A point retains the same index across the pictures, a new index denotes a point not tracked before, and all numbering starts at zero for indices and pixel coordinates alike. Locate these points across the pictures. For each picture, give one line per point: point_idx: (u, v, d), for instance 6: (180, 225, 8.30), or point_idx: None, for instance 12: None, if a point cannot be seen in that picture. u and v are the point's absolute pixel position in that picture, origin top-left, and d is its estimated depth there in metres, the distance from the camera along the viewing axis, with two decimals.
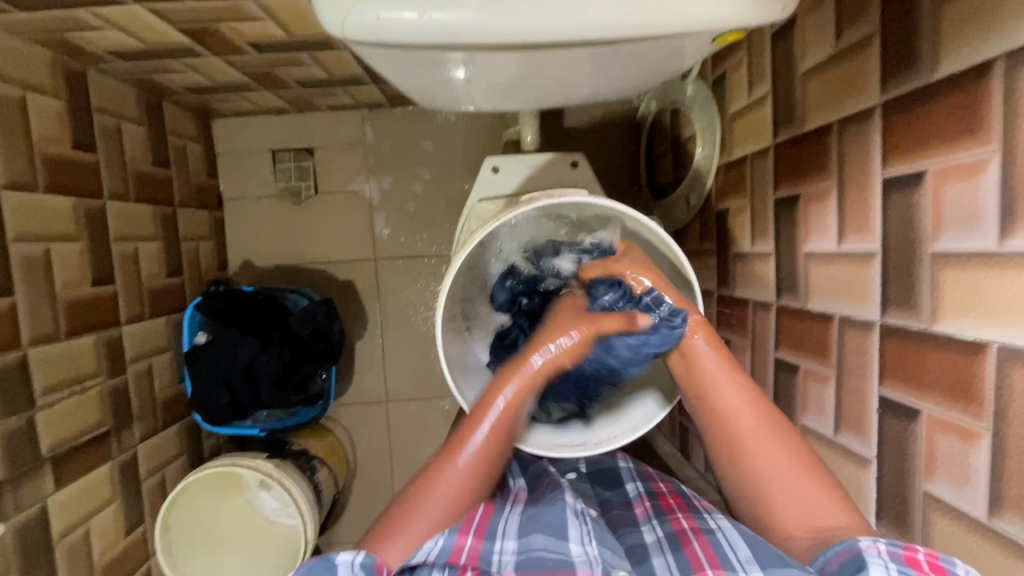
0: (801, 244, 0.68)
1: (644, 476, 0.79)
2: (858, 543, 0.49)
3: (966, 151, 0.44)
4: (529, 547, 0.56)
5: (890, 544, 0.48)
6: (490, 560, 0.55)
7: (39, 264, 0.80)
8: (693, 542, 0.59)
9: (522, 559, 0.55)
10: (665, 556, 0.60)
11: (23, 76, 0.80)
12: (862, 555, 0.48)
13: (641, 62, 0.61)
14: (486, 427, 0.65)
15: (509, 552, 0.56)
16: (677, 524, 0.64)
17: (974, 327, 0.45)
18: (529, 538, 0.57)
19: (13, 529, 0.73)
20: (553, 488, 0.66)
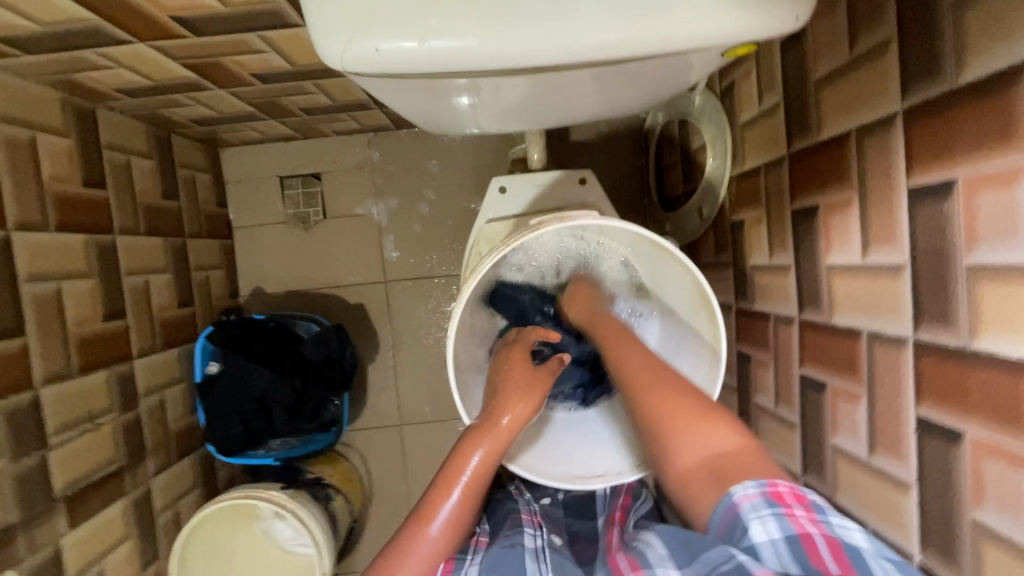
0: (823, 256, 0.65)
1: (616, 490, 0.79)
2: None
3: (1000, 158, 0.42)
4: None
5: None
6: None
7: (51, 302, 0.80)
8: (636, 551, 0.60)
9: None
10: (615, 571, 0.61)
11: (33, 118, 0.81)
12: (738, 513, 0.48)
13: (648, 80, 0.60)
14: (456, 478, 0.61)
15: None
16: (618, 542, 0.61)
17: (1021, 345, 0.42)
18: None
19: (26, 574, 0.72)
20: (510, 528, 0.67)
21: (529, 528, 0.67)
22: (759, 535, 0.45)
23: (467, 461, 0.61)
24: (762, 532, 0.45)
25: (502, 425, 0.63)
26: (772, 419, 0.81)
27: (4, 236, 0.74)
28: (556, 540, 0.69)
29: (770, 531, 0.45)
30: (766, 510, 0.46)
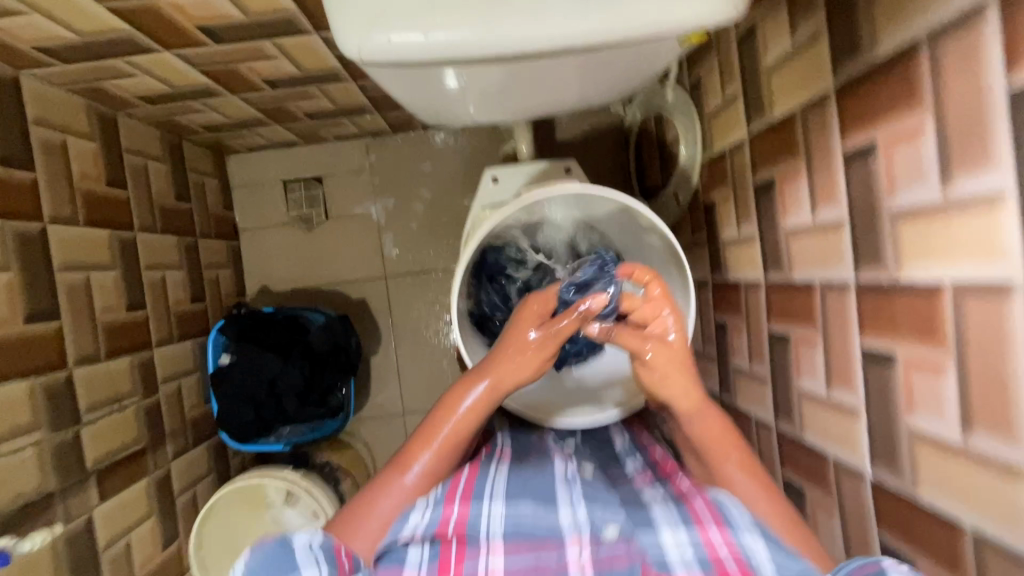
0: (781, 222, 0.74)
1: (642, 447, 0.82)
2: (882, 560, 0.50)
3: (906, 117, 0.51)
4: (517, 512, 0.58)
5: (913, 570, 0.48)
6: (477, 527, 0.56)
7: (81, 290, 0.87)
8: (696, 500, 0.61)
9: (509, 528, 0.56)
10: (666, 508, 0.62)
11: (64, 122, 0.88)
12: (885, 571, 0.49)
13: (619, 66, 0.69)
14: (435, 435, 0.65)
15: (497, 514, 0.57)
16: (680, 488, 0.67)
17: (931, 270, 0.50)
18: (516, 505, 0.59)
19: (63, 539, 0.78)
20: (540, 459, 0.69)
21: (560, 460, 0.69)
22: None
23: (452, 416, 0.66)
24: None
25: (488, 383, 0.67)
26: (747, 378, 0.89)
27: (41, 228, 0.81)
28: (586, 474, 0.69)
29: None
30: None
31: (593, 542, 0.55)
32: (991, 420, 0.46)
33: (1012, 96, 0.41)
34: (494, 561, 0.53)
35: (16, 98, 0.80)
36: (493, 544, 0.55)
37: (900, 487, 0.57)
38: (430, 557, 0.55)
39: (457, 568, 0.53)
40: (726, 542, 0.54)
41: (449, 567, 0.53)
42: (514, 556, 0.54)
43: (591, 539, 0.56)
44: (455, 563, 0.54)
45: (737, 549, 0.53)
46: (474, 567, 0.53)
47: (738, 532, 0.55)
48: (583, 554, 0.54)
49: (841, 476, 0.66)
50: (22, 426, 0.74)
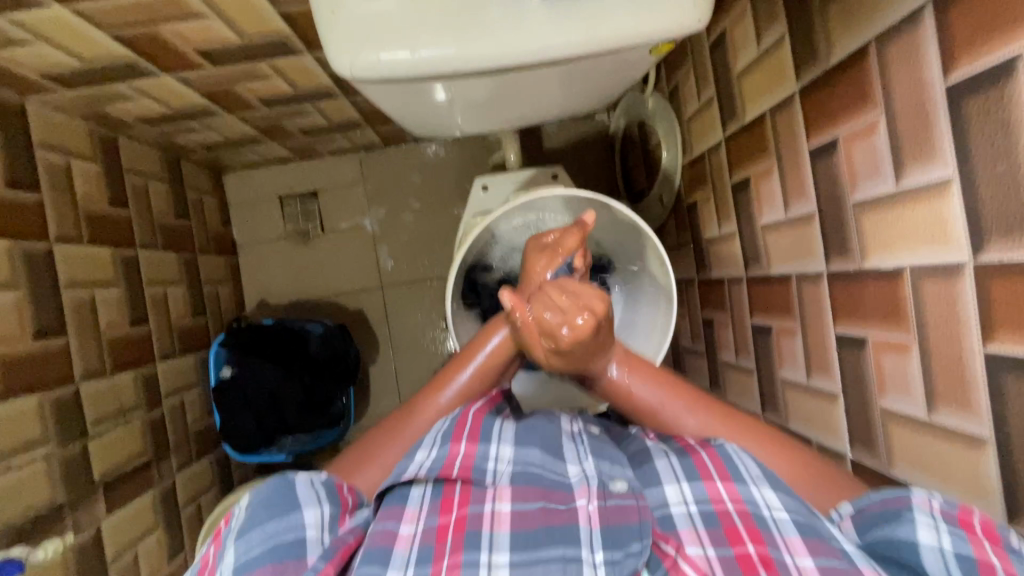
0: (758, 218, 0.78)
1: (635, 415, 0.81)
2: (909, 496, 0.48)
3: (863, 115, 0.54)
4: (526, 460, 0.58)
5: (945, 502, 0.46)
6: (482, 472, 0.56)
7: (86, 307, 0.90)
8: (701, 452, 0.59)
9: (517, 471, 0.57)
10: (669, 458, 0.60)
11: (66, 145, 0.91)
12: (913, 509, 0.47)
13: (597, 75, 0.73)
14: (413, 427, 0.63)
15: (504, 461, 0.57)
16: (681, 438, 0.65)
17: (893, 257, 0.53)
18: (524, 451, 0.59)
19: (73, 549, 0.79)
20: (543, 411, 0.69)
21: (568, 417, 0.69)
22: (926, 539, 0.45)
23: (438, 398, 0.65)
24: (930, 537, 0.45)
25: (478, 362, 0.67)
26: (734, 369, 0.91)
27: (47, 247, 0.84)
28: (592, 427, 0.68)
29: (941, 542, 0.45)
30: (943, 525, 0.45)
31: (602, 493, 0.55)
32: (952, 396, 0.49)
33: (949, 91, 0.45)
34: (501, 507, 0.53)
35: (22, 123, 0.83)
36: (499, 490, 0.55)
37: (876, 465, 0.60)
38: (433, 497, 0.55)
39: (462, 510, 0.53)
40: (734, 497, 0.55)
41: (451, 507, 0.54)
42: (522, 503, 0.54)
43: (599, 490, 0.55)
44: (458, 504, 0.54)
45: (745, 504, 0.54)
46: (479, 509, 0.53)
47: (744, 485, 0.55)
48: (590, 505, 0.54)
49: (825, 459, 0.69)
50: (32, 439, 0.76)
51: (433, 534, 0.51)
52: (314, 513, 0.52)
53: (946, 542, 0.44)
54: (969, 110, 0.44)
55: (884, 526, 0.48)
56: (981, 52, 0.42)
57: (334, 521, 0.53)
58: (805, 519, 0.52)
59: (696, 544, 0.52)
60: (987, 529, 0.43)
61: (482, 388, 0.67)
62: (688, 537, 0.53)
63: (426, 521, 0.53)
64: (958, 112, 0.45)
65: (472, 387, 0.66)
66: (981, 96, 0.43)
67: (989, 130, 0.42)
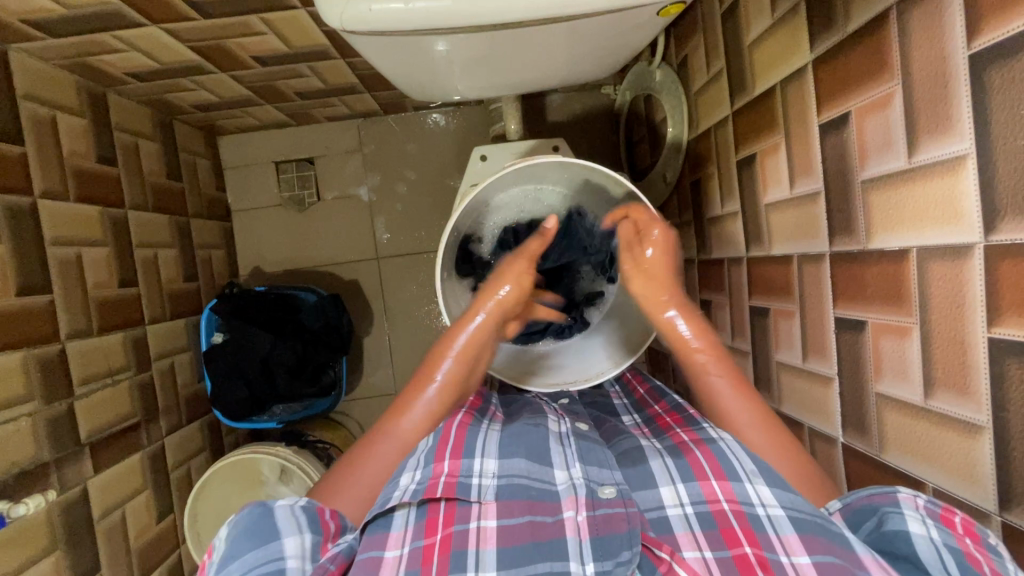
0: (762, 197, 0.75)
1: (640, 406, 0.81)
2: (898, 493, 0.49)
3: (877, 87, 0.52)
4: (510, 472, 0.59)
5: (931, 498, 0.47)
6: (467, 488, 0.56)
7: (73, 265, 0.88)
8: (694, 450, 0.61)
9: (502, 484, 0.57)
10: (665, 459, 0.62)
11: (52, 97, 0.89)
12: (900, 506, 0.48)
13: (602, 37, 0.70)
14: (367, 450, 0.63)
15: (488, 475, 0.58)
16: (676, 437, 0.66)
17: (899, 237, 0.51)
18: (508, 462, 0.60)
19: (58, 507, 0.79)
20: (531, 412, 0.71)
21: (554, 417, 0.70)
22: (915, 531, 0.46)
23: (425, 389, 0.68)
24: (919, 530, 0.46)
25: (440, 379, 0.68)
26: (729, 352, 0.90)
27: (31, 203, 0.82)
28: (581, 426, 0.69)
29: (929, 534, 0.46)
30: (926, 521, 0.46)
31: (591, 502, 0.54)
32: (950, 382, 0.48)
33: (971, 60, 0.43)
34: (486, 524, 0.53)
35: (5, 71, 0.80)
36: (484, 506, 0.55)
37: (867, 450, 0.59)
38: (417, 518, 0.54)
39: (447, 530, 0.52)
40: (728, 496, 0.55)
41: (436, 528, 0.53)
42: (507, 517, 0.54)
43: (587, 499, 0.55)
44: (443, 524, 0.53)
45: (740, 503, 0.54)
46: (464, 528, 0.53)
47: (738, 483, 0.56)
48: (579, 515, 0.54)
49: (815, 442, 0.68)
50: (16, 396, 0.75)
51: (418, 558, 0.50)
52: (295, 540, 0.51)
53: (934, 535, 0.45)
54: (991, 81, 0.41)
55: (874, 521, 0.50)
56: (1008, 17, 0.39)
57: (317, 548, 0.52)
58: (804, 513, 0.51)
59: (694, 547, 0.52)
60: (969, 526, 0.44)
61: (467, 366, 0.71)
62: (685, 539, 0.53)
63: (412, 543, 0.52)
64: (980, 82, 0.42)
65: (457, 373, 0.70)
66: (1006, 66, 0.40)
67: (1011, 102, 0.40)
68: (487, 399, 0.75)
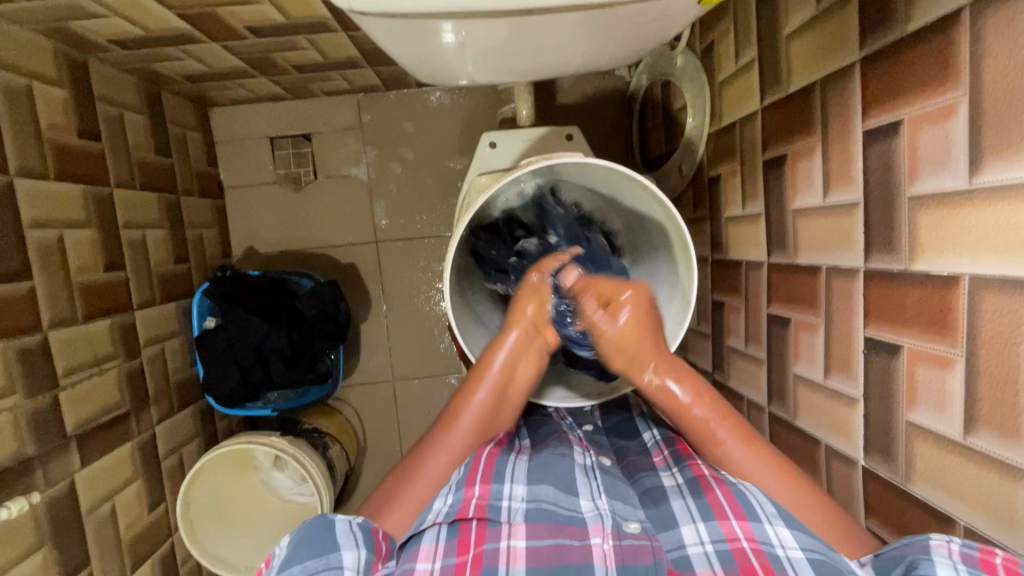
0: (790, 202, 0.71)
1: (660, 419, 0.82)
2: (930, 539, 0.48)
3: (939, 96, 0.47)
4: (538, 498, 0.60)
5: (965, 544, 0.46)
6: (497, 510, 0.58)
7: (54, 249, 0.83)
8: (716, 489, 0.61)
9: (531, 508, 0.59)
10: (685, 499, 0.63)
11: (28, 65, 0.82)
12: (930, 554, 0.47)
13: (630, 25, 0.65)
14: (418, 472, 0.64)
15: (518, 499, 0.60)
16: (694, 467, 0.67)
17: (948, 262, 0.48)
18: (537, 488, 0.61)
19: (43, 503, 0.76)
20: (556, 441, 0.71)
21: (580, 447, 0.71)
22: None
23: (457, 426, 0.67)
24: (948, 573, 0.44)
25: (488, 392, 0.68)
26: (741, 358, 0.87)
27: (7, 182, 0.76)
28: (605, 459, 0.69)
29: None
30: (960, 567, 0.44)
31: (616, 532, 0.55)
32: (998, 420, 0.45)
33: None
34: (516, 544, 0.55)
35: None
36: (514, 527, 0.57)
37: (892, 477, 0.57)
38: (449, 536, 0.57)
39: (479, 548, 0.55)
40: (748, 535, 0.56)
41: (468, 547, 0.55)
42: (536, 539, 0.55)
43: (613, 529, 0.56)
44: (475, 543, 0.56)
45: (760, 543, 0.55)
46: (495, 546, 0.55)
47: (760, 524, 0.56)
48: (606, 544, 0.55)
49: (832, 462, 0.66)
50: None
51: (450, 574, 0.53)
52: (352, 555, 0.55)
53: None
54: None
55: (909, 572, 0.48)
56: None
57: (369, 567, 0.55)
58: (822, 557, 0.53)
59: None
60: (1008, 567, 0.43)
61: (505, 389, 0.69)
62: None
63: (443, 560, 0.55)
64: None
65: (489, 406, 0.68)
66: None
67: None
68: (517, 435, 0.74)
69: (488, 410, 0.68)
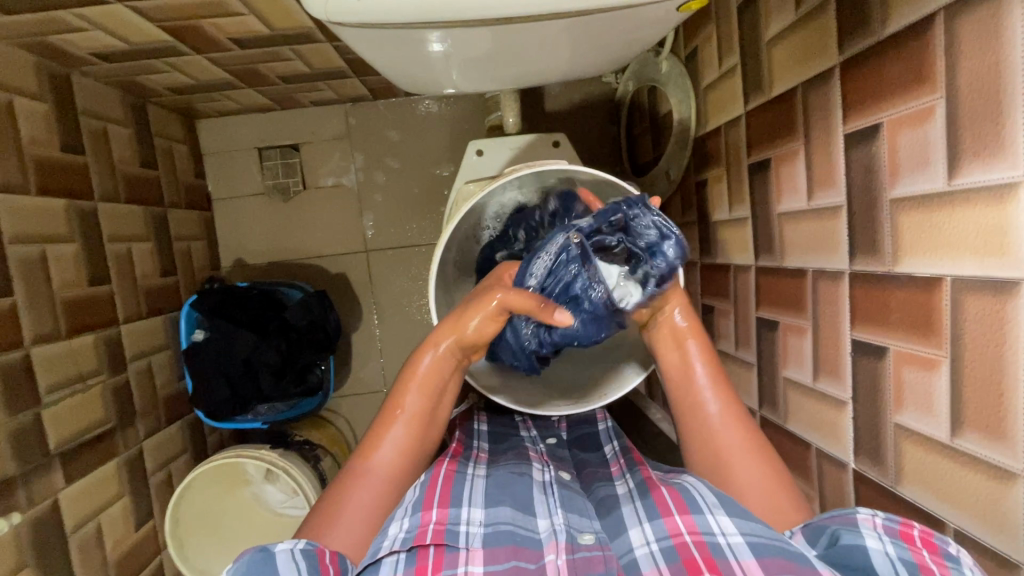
0: (775, 205, 0.71)
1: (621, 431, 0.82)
2: (855, 513, 0.51)
3: (915, 99, 0.48)
4: (496, 520, 0.59)
5: (886, 518, 0.49)
6: (455, 534, 0.56)
7: (37, 264, 0.82)
8: (660, 487, 0.62)
9: (488, 532, 0.57)
10: (634, 503, 0.63)
11: (10, 80, 0.81)
12: (857, 526, 0.50)
13: (612, 33, 0.65)
14: (363, 474, 0.64)
15: (476, 523, 0.58)
16: (644, 473, 0.67)
17: (931, 263, 0.48)
18: (495, 511, 0.60)
19: (26, 524, 0.75)
20: (516, 459, 0.71)
21: (538, 463, 0.71)
22: (872, 548, 0.48)
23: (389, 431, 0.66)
24: (876, 545, 0.48)
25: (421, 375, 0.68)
26: (732, 362, 0.86)
27: None
28: (563, 475, 0.71)
29: (885, 549, 0.47)
30: (884, 538, 0.48)
31: (569, 546, 0.57)
32: (982, 422, 0.45)
33: None
34: (473, 568, 0.53)
35: None
36: (472, 552, 0.55)
37: (881, 479, 0.56)
38: (406, 566, 0.54)
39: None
40: (690, 529, 0.56)
41: None
42: (494, 563, 0.54)
43: (567, 544, 0.57)
44: (432, 570, 0.53)
45: (702, 534, 0.55)
46: (452, 573, 0.53)
47: (700, 515, 0.57)
48: (560, 559, 0.55)
49: (822, 465, 0.66)
50: None
51: None
52: None
53: (891, 550, 0.47)
54: None
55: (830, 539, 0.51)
56: None
57: None
58: (767, 538, 0.52)
59: None
60: (926, 538, 0.46)
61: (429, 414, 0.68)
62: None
63: None
64: None
65: (416, 413, 0.67)
66: None
67: None
68: (470, 444, 0.76)
69: (419, 413, 0.67)
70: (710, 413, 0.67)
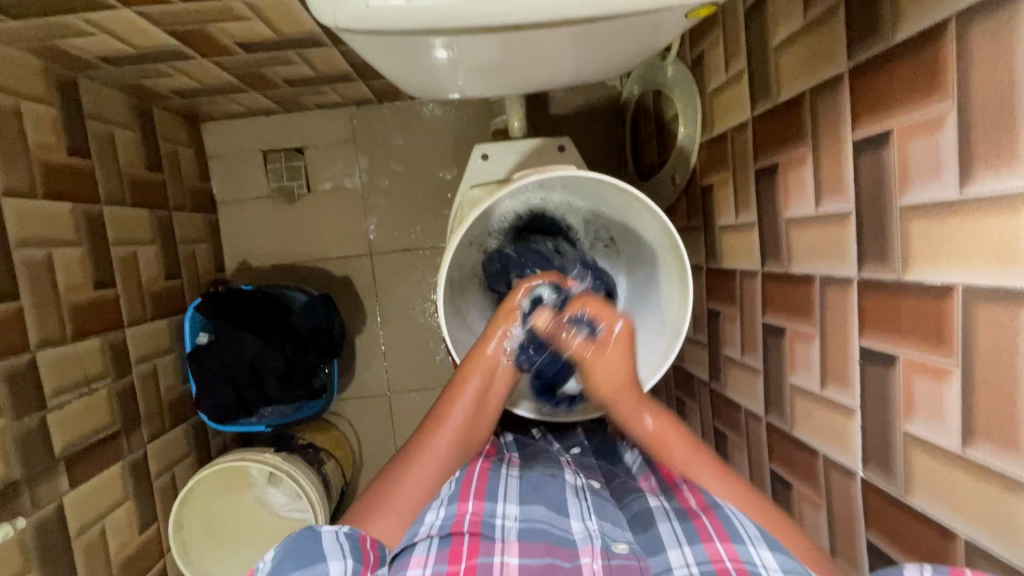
0: (783, 211, 0.71)
1: None
2: (903, 571, 0.47)
3: (926, 107, 0.48)
4: (532, 517, 0.59)
5: (939, 570, 0.46)
6: (491, 526, 0.58)
7: (43, 268, 0.82)
8: (701, 515, 0.62)
9: (524, 527, 0.58)
10: (670, 522, 0.62)
11: (17, 84, 0.82)
12: None
13: (619, 39, 0.65)
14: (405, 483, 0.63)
15: (512, 517, 0.59)
16: (682, 495, 0.66)
17: (942, 271, 0.48)
18: (530, 508, 0.61)
19: (31, 528, 0.75)
20: (548, 462, 0.70)
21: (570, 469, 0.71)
22: None
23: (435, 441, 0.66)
24: None
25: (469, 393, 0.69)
26: (738, 367, 0.86)
27: None
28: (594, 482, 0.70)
29: None
30: None
31: (605, 552, 0.56)
32: (994, 432, 0.45)
33: None
34: (510, 560, 0.54)
35: None
36: (507, 544, 0.56)
37: (891, 490, 0.56)
38: (440, 548, 0.56)
39: (472, 561, 0.54)
40: (732, 557, 0.56)
41: (461, 557, 0.54)
42: (529, 557, 0.55)
43: (603, 549, 0.57)
44: (467, 555, 0.55)
45: (744, 563, 0.55)
46: (488, 561, 0.54)
47: (742, 545, 0.57)
48: (596, 563, 0.55)
49: (830, 473, 0.65)
50: None
51: None
52: (338, 566, 0.53)
53: None
54: None
55: None
56: None
57: None
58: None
59: None
60: None
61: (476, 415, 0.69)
62: None
63: (434, 569, 0.53)
64: None
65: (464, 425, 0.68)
66: None
67: None
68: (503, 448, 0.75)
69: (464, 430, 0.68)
70: (684, 457, 0.68)
